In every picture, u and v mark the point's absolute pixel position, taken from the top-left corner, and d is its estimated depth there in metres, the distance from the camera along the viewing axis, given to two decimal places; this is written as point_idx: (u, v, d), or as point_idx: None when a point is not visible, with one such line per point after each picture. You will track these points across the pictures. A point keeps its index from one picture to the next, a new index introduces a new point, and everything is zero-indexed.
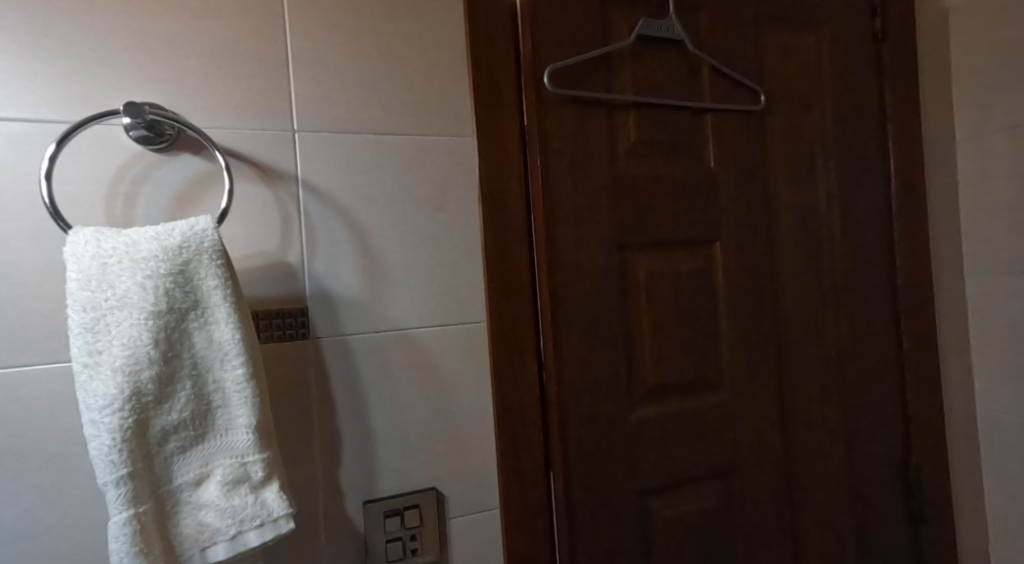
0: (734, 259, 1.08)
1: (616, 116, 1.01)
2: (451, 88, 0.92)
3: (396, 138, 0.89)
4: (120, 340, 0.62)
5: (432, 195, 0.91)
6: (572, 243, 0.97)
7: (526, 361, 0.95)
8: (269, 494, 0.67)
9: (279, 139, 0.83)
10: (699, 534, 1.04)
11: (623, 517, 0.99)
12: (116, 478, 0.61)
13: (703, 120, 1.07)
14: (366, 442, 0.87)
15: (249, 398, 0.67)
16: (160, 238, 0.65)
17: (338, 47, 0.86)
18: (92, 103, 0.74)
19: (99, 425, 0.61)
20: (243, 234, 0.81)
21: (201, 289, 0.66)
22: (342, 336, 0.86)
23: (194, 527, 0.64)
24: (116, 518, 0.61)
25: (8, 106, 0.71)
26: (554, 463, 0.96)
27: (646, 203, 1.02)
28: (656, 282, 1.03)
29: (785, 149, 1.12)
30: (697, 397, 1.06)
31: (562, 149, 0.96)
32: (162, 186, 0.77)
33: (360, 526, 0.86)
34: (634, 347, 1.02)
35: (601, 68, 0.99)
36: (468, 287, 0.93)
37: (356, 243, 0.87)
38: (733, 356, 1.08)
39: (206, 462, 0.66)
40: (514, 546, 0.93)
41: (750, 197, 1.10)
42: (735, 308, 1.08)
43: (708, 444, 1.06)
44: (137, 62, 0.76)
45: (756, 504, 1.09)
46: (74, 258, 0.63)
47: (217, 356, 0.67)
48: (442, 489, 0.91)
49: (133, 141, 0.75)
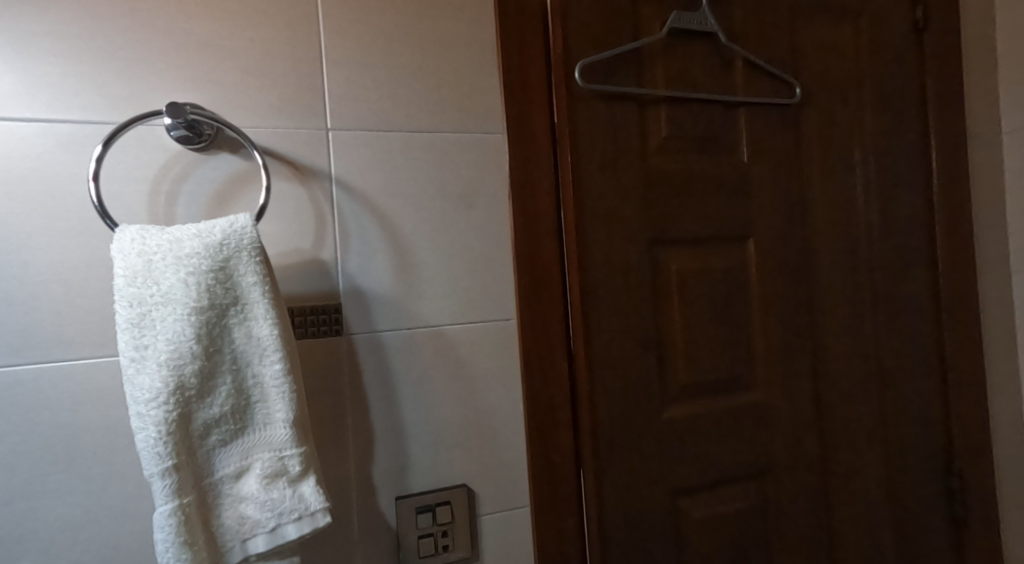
0: (769, 255, 1.06)
1: (648, 111, 1.00)
2: (483, 85, 0.92)
3: (427, 135, 0.89)
4: (164, 335, 0.64)
5: (464, 192, 0.91)
6: (603, 239, 0.96)
7: (557, 359, 0.94)
8: (307, 488, 0.68)
9: (313, 138, 0.84)
10: (733, 536, 1.03)
11: (655, 516, 0.99)
12: (162, 470, 0.62)
13: (738, 115, 1.05)
14: (399, 438, 0.87)
15: (287, 393, 0.68)
16: (201, 236, 0.66)
17: (372, 46, 0.86)
18: (136, 105, 0.76)
19: (146, 418, 0.63)
20: (278, 232, 0.83)
21: (241, 286, 0.67)
22: (375, 333, 0.86)
23: (234, 519, 0.65)
24: (162, 508, 0.62)
25: (58, 108, 0.73)
26: (585, 462, 0.95)
27: (678, 199, 1.01)
28: (689, 279, 1.01)
29: (822, 143, 1.10)
30: (730, 397, 1.04)
31: (593, 144, 0.96)
32: (202, 186, 0.78)
33: (393, 522, 0.86)
34: (666, 344, 1.01)
35: (632, 62, 0.98)
36: (499, 284, 0.93)
37: (388, 241, 0.87)
38: (767, 355, 1.06)
39: (246, 455, 0.67)
40: (545, 544, 0.93)
41: (785, 193, 1.07)
42: (770, 306, 1.06)
43: (742, 444, 1.04)
44: (177, 63, 0.78)
45: (792, 506, 1.07)
46: (120, 254, 0.65)
47: (256, 351, 0.68)
48: (474, 486, 0.91)
49: (174, 141, 0.77)
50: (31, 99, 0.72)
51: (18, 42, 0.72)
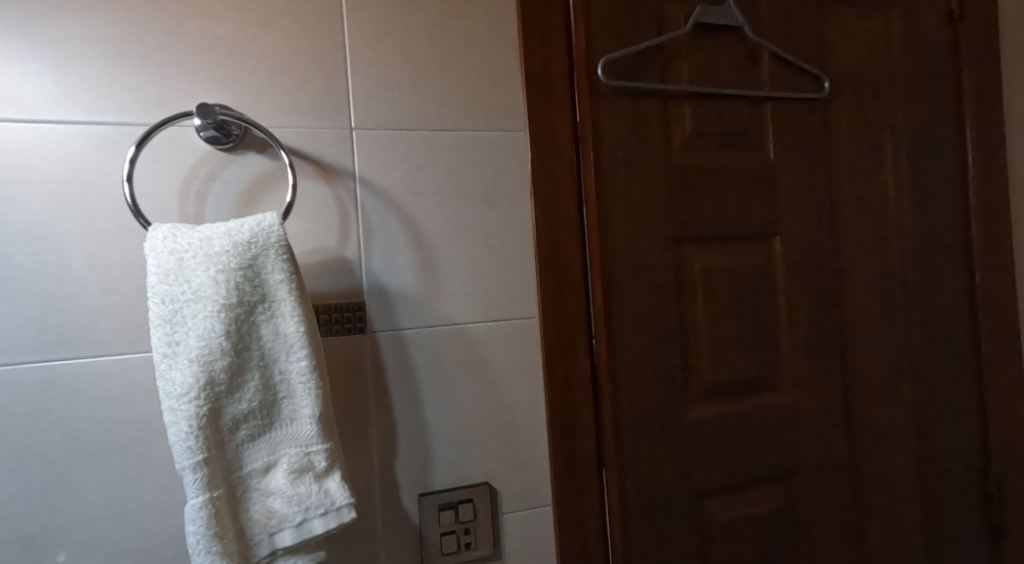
0: (796, 253, 1.05)
1: (671, 107, 0.99)
2: (506, 83, 0.92)
3: (450, 133, 0.89)
4: (195, 332, 0.65)
5: (486, 190, 0.91)
6: (626, 237, 0.96)
7: (579, 357, 0.94)
8: (332, 483, 0.68)
9: (338, 137, 0.84)
10: (759, 538, 1.01)
11: (679, 517, 0.98)
12: (193, 463, 0.63)
13: (765, 110, 1.04)
14: (422, 435, 0.88)
15: (313, 390, 0.69)
16: (230, 234, 0.67)
17: (396, 44, 0.87)
18: (167, 106, 0.77)
19: (177, 412, 0.64)
20: (304, 231, 0.84)
21: (268, 284, 0.68)
22: (398, 330, 0.87)
23: (262, 513, 0.66)
24: (193, 501, 0.63)
25: (92, 110, 0.75)
26: (607, 461, 0.95)
27: (702, 197, 1.00)
28: (714, 277, 1.00)
29: (851, 139, 1.08)
30: (756, 397, 1.03)
31: (616, 141, 0.95)
32: (230, 185, 0.80)
33: (416, 518, 0.87)
34: (690, 343, 1.00)
35: (656, 57, 0.97)
36: (522, 282, 0.93)
37: (411, 239, 0.88)
38: (795, 354, 1.05)
39: (273, 450, 0.68)
40: (567, 543, 0.93)
41: (813, 189, 1.06)
42: (798, 305, 1.05)
43: (768, 446, 1.03)
44: (206, 65, 0.79)
45: (820, 509, 1.05)
46: (153, 253, 0.66)
47: (283, 348, 0.69)
48: (496, 484, 0.91)
49: (203, 141, 0.78)
50: (68, 101, 0.74)
51: (55, 46, 0.74)
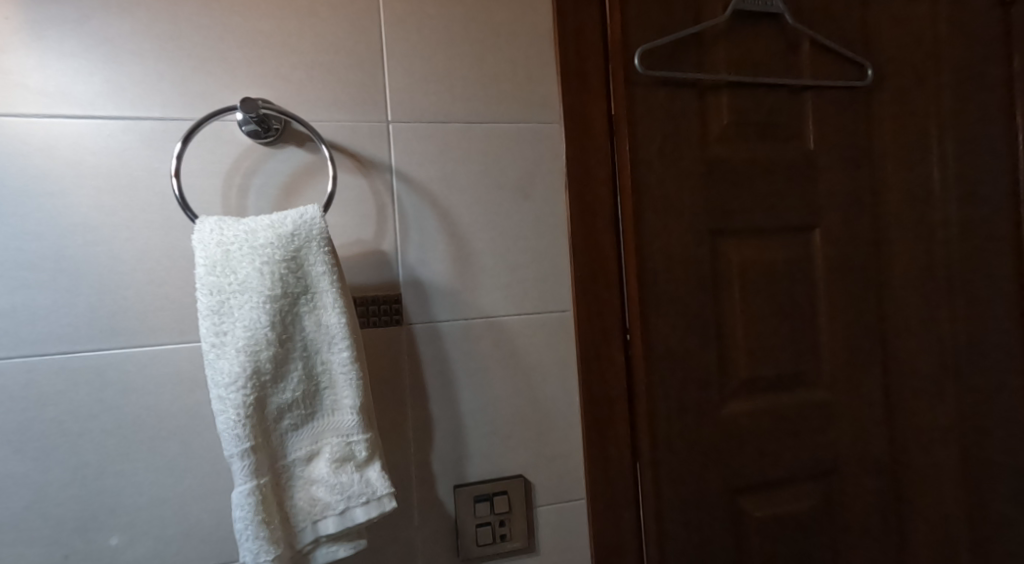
0: (837, 246, 1.02)
1: (708, 97, 0.97)
2: (541, 74, 0.91)
3: (484, 126, 0.89)
4: (242, 322, 0.66)
5: (521, 183, 0.91)
6: (661, 229, 0.95)
7: (614, 351, 0.93)
8: (373, 473, 0.69)
9: (375, 131, 0.85)
10: (796, 537, 1.00)
11: (714, 513, 0.97)
12: (241, 451, 0.65)
13: (805, 99, 1.01)
14: (457, 427, 0.88)
15: (354, 380, 0.70)
16: (274, 226, 0.68)
17: (432, 37, 0.87)
18: (211, 101, 0.79)
19: (225, 401, 0.65)
20: (341, 224, 0.84)
21: (311, 276, 0.69)
22: (434, 323, 0.87)
23: (306, 501, 0.68)
24: (240, 488, 0.64)
25: (141, 106, 0.77)
26: (641, 456, 0.94)
27: (740, 188, 0.98)
28: (751, 271, 0.98)
29: (895, 129, 1.05)
30: (795, 394, 1.01)
31: (652, 132, 0.94)
32: (271, 179, 0.81)
33: (451, 510, 0.88)
34: (727, 337, 0.98)
35: (693, 46, 0.96)
36: (557, 275, 0.92)
37: (446, 232, 0.88)
38: (835, 350, 1.02)
39: (316, 439, 0.69)
40: (602, 538, 0.92)
41: (855, 180, 1.03)
42: (838, 299, 1.02)
43: (806, 443, 1.01)
44: (248, 60, 0.80)
45: (859, 508, 1.03)
46: (200, 244, 0.67)
47: (325, 339, 0.69)
48: (531, 477, 0.91)
49: (246, 135, 0.80)
50: (117, 97, 0.76)
51: (104, 44, 0.76)
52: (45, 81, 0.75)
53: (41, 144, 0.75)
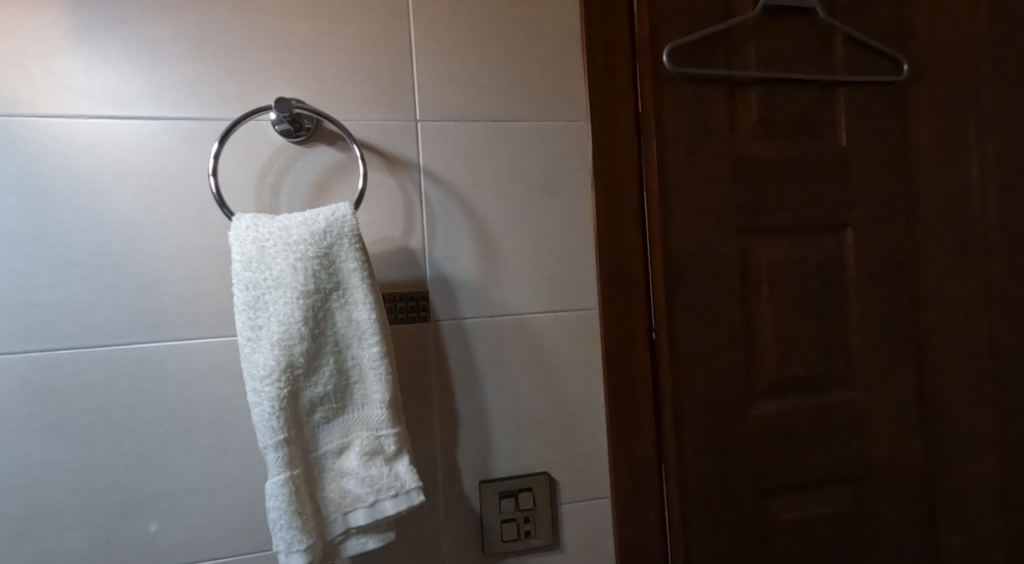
0: (869, 245, 1.00)
1: (737, 93, 0.96)
2: (568, 72, 0.91)
3: (511, 124, 0.90)
4: (277, 317, 0.68)
5: (547, 180, 0.91)
6: (689, 227, 0.94)
7: (639, 349, 0.93)
8: (402, 466, 0.71)
9: (403, 129, 0.86)
10: (826, 539, 0.98)
11: (740, 514, 0.96)
12: (275, 442, 0.66)
13: (837, 95, 1.00)
14: (483, 423, 0.89)
15: (383, 375, 0.71)
16: (307, 223, 0.69)
17: (460, 36, 0.88)
18: (246, 101, 0.81)
19: (260, 393, 0.67)
20: (371, 221, 0.86)
21: (342, 272, 0.70)
22: (460, 320, 0.88)
23: (337, 493, 0.69)
24: (274, 478, 0.66)
25: (180, 106, 0.79)
26: (667, 455, 0.94)
27: (769, 186, 0.97)
28: (781, 270, 0.97)
29: (930, 125, 1.03)
30: (825, 395, 0.99)
31: (679, 129, 0.93)
32: (303, 177, 0.83)
33: (477, 505, 0.88)
34: (754, 336, 0.97)
35: (722, 42, 0.95)
36: (583, 272, 0.92)
37: (473, 230, 0.89)
38: (867, 351, 1.00)
39: (346, 433, 0.71)
40: (626, 536, 0.92)
41: (888, 178, 1.01)
42: (870, 299, 1.00)
43: (837, 445, 0.99)
44: (281, 61, 0.82)
45: (890, 513, 1.01)
46: (236, 241, 0.69)
47: (356, 334, 0.71)
48: (556, 474, 0.91)
49: (279, 135, 0.81)
50: (157, 98, 0.78)
51: (145, 46, 0.78)
52: (90, 83, 0.77)
53: (85, 143, 0.77)
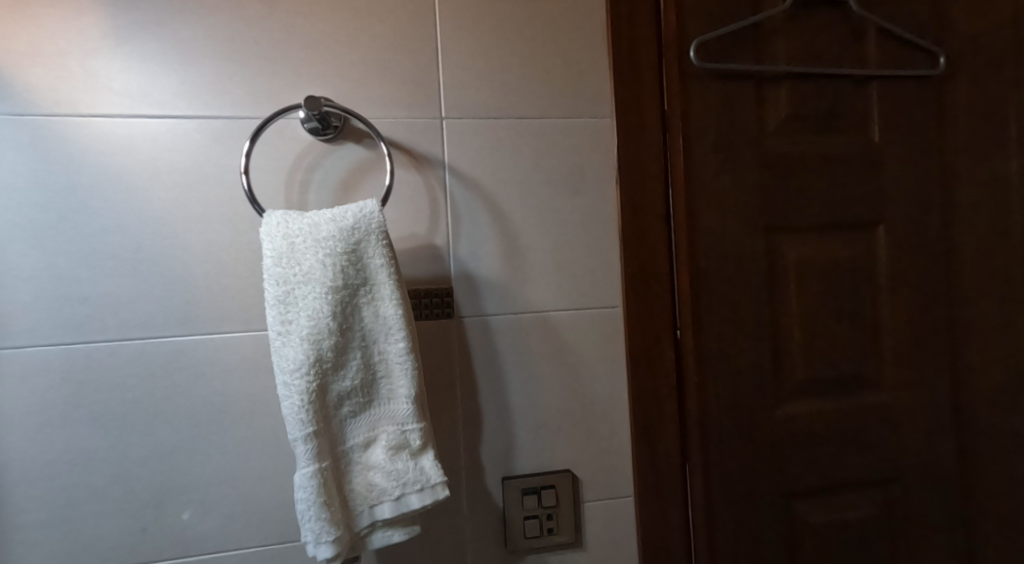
0: (902, 243, 0.98)
1: (766, 89, 0.95)
2: (593, 69, 0.91)
3: (536, 121, 0.90)
4: (306, 312, 0.69)
5: (572, 178, 0.91)
6: (715, 225, 0.93)
7: (664, 347, 0.92)
8: (427, 461, 0.71)
9: (429, 127, 0.87)
10: (854, 544, 0.97)
11: (766, 516, 0.95)
12: (304, 435, 0.67)
13: (870, 90, 0.98)
14: (506, 420, 0.89)
15: (409, 370, 0.72)
16: (335, 220, 0.70)
17: (486, 33, 0.88)
18: (276, 100, 0.82)
19: (290, 386, 0.68)
20: (396, 218, 0.86)
21: (370, 268, 0.71)
22: (484, 317, 0.89)
23: (364, 486, 0.70)
24: (303, 470, 0.67)
25: (212, 105, 0.81)
26: (692, 455, 0.93)
27: (797, 183, 0.95)
28: (809, 268, 0.96)
29: (967, 120, 1.00)
30: (854, 397, 0.98)
31: (706, 126, 0.92)
32: (330, 174, 0.84)
33: (500, 501, 0.89)
34: (782, 335, 0.96)
35: (751, 37, 0.93)
36: (607, 270, 0.92)
37: (497, 227, 0.89)
38: (898, 351, 0.98)
39: (373, 427, 0.71)
40: (650, 535, 0.92)
41: (923, 174, 0.99)
42: (902, 299, 0.98)
43: (867, 448, 0.98)
44: (310, 60, 0.83)
45: (922, 517, 0.99)
46: (267, 237, 0.70)
47: (382, 330, 0.72)
48: (578, 472, 0.91)
49: (307, 133, 0.83)
50: (190, 97, 0.80)
51: (179, 47, 0.80)
52: (128, 83, 0.79)
53: (123, 142, 0.79)
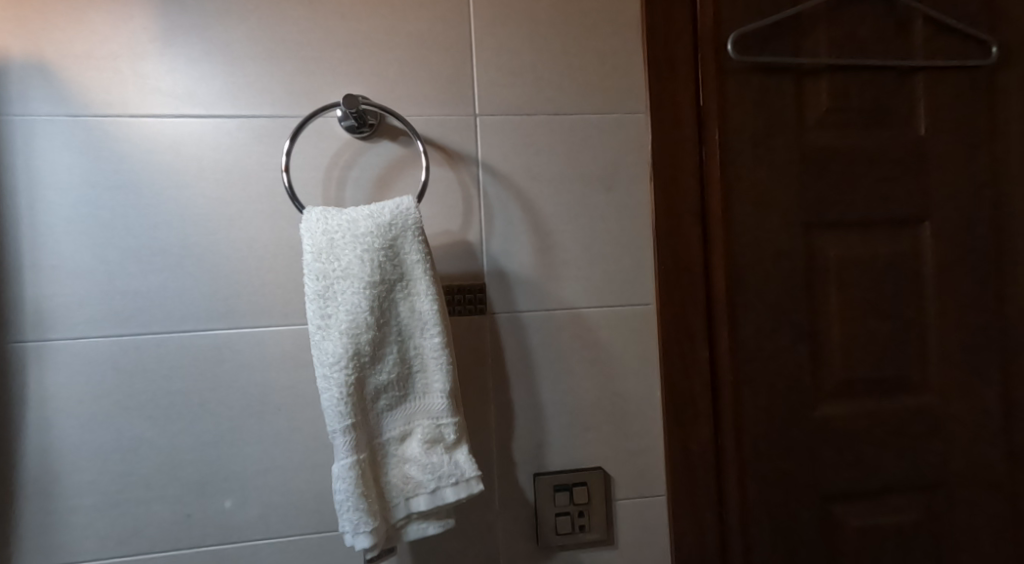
0: (948, 240, 0.95)
1: (806, 83, 0.93)
2: (629, 63, 0.90)
3: (570, 117, 0.89)
4: (345, 306, 0.70)
5: (606, 174, 0.90)
6: (751, 221, 0.92)
7: (698, 345, 0.91)
8: (461, 455, 0.72)
9: (463, 124, 0.87)
10: (895, 548, 0.94)
11: (803, 519, 0.93)
12: (343, 427, 0.69)
13: (916, 82, 0.95)
14: (539, 416, 0.89)
15: (444, 365, 0.73)
16: (373, 216, 0.71)
17: (521, 30, 0.88)
18: (315, 99, 0.83)
19: (329, 379, 0.69)
20: (430, 214, 0.87)
21: (406, 264, 0.72)
22: (516, 313, 0.89)
23: (400, 478, 0.71)
24: (342, 462, 0.68)
25: (254, 105, 0.82)
26: (726, 454, 0.92)
27: (837, 178, 0.93)
28: (849, 266, 0.94)
29: (1018, 113, 0.96)
30: (896, 399, 0.95)
31: (743, 121, 0.91)
32: (366, 171, 0.85)
33: (532, 497, 0.89)
34: (820, 334, 0.94)
35: (791, 29, 0.92)
36: (640, 267, 0.91)
37: (530, 224, 0.89)
38: (944, 352, 0.95)
39: (408, 420, 0.72)
40: (683, 536, 0.91)
41: (971, 169, 0.95)
42: (948, 298, 0.95)
43: (909, 451, 0.95)
44: (348, 59, 0.84)
45: (968, 524, 0.96)
46: (307, 233, 0.71)
47: (418, 325, 0.73)
48: (611, 469, 0.91)
49: (345, 131, 0.84)
50: (234, 97, 0.82)
51: (223, 48, 0.82)
52: (174, 84, 0.81)
53: (170, 141, 0.81)
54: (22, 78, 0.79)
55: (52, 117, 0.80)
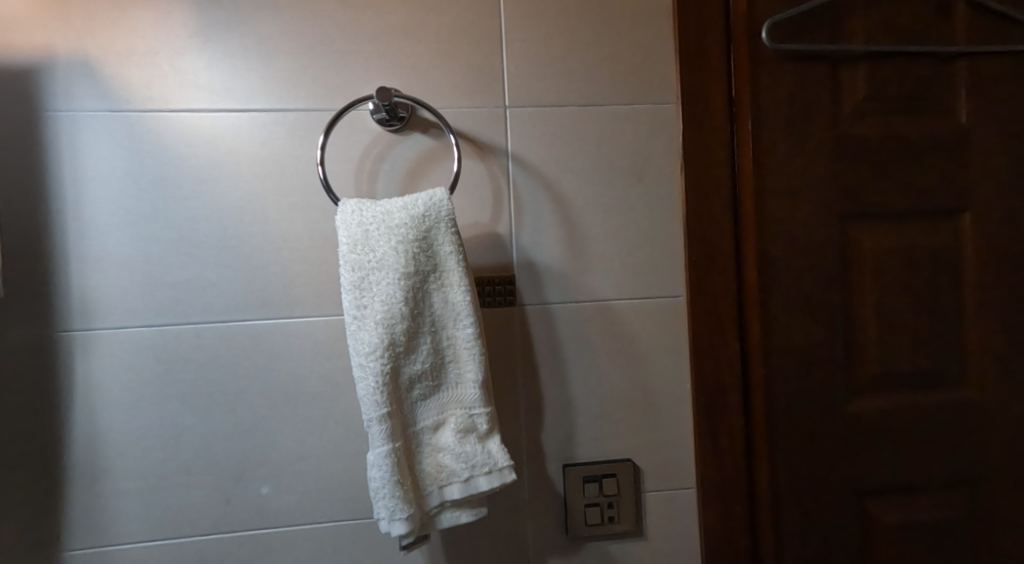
0: (989, 231, 0.92)
1: (842, 71, 0.91)
2: (660, 54, 0.89)
3: (600, 109, 0.89)
4: (380, 297, 0.71)
5: (636, 165, 0.90)
6: (785, 212, 0.90)
7: (728, 338, 0.90)
8: (493, 445, 0.73)
9: (493, 116, 0.87)
10: (931, 544, 0.93)
11: (837, 513, 0.92)
12: (378, 416, 0.70)
13: (957, 68, 0.92)
14: (568, 408, 0.89)
15: (477, 355, 0.73)
16: (407, 208, 0.72)
17: (551, 21, 0.88)
18: (347, 92, 0.84)
19: (365, 368, 0.71)
20: (461, 206, 0.88)
21: (439, 255, 0.73)
22: (546, 305, 0.89)
23: (433, 467, 0.72)
24: (377, 449, 0.69)
25: (288, 99, 0.84)
26: (757, 447, 0.91)
27: (873, 168, 0.91)
28: (885, 257, 0.92)
29: None
30: (933, 393, 0.93)
31: (777, 110, 0.89)
32: (397, 164, 0.86)
33: (560, 487, 0.89)
34: (855, 327, 0.92)
35: (827, 16, 0.90)
36: (670, 258, 0.91)
37: (559, 215, 0.89)
38: (984, 346, 0.93)
39: (442, 410, 0.73)
40: (713, 529, 0.90)
41: (1014, 157, 0.92)
42: (989, 290, 0.93)
43: (947, 446, 0.93)
44: (379, 53, 0.85)
45: (1007, 521, 0.94)
46: (342, 224, 0.72)
47: (451, 316, 0.73)
48: (640, 461, 0.90)
49: (376, 124, 0.85)
50: (269, 91, 0.83)
51: (259, 43, 0.83)
52: (212, 80, 0.83)
53: (208, 136, 0.83)
54: (68, 75, 0.81)
55: (97, 114, 0.82)
